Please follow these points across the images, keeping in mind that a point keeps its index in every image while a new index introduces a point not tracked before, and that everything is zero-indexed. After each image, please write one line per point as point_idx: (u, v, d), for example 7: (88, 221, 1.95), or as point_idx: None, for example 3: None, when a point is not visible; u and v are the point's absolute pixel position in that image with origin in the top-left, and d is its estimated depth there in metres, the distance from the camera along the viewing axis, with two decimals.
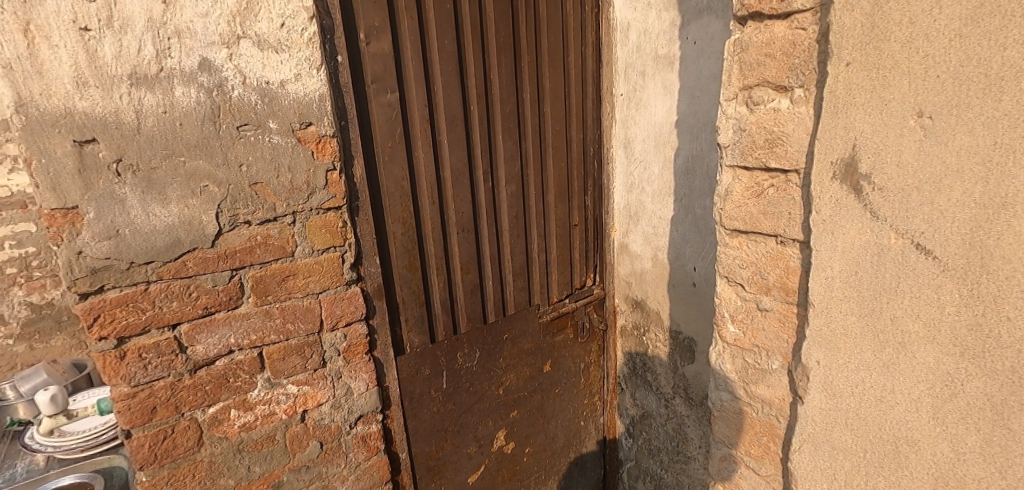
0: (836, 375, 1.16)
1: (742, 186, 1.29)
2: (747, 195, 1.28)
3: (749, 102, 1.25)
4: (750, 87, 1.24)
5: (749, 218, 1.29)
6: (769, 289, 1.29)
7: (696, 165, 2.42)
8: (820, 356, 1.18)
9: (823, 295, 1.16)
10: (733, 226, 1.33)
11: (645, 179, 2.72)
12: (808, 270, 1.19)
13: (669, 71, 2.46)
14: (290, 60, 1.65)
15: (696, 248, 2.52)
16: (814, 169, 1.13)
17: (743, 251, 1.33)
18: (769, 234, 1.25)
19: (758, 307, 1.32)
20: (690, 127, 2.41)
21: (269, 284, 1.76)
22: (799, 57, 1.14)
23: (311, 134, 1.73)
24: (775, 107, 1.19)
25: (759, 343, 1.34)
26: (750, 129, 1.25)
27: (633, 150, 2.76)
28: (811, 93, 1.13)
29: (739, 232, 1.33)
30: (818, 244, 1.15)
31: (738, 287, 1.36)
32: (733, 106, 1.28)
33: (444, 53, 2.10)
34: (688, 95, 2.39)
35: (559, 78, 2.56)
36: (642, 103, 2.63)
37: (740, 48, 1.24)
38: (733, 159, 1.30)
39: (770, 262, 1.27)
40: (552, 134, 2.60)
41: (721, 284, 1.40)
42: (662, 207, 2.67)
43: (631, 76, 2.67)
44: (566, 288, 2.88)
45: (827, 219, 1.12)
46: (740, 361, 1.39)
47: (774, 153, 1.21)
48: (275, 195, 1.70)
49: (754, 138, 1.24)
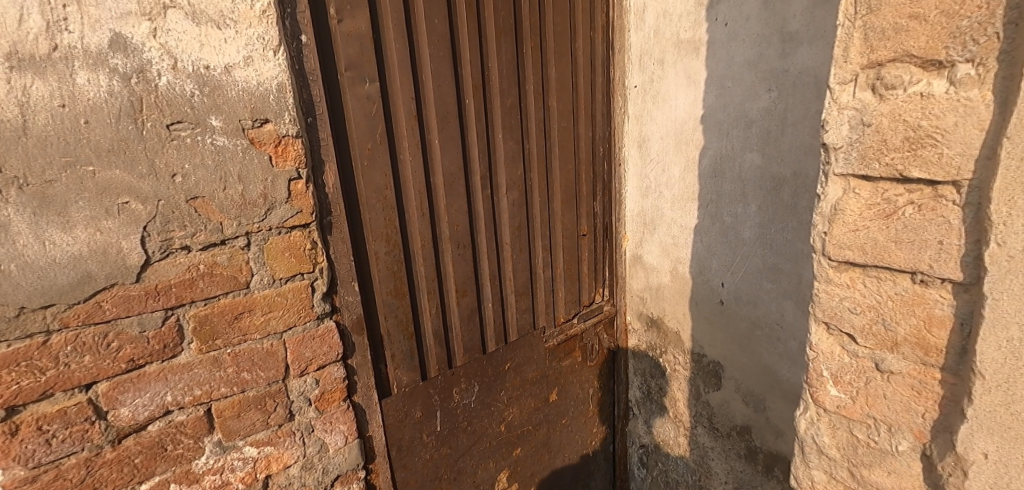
0: (1016, 473, 0.90)
1: (861, 203, 1.04)
2: (869, 214, 1.03)
3: (877, 86, 0.98)
4: (881, 64, 0.98)
5: (870, 248, 1.03)
6: (896, 346, 1.04)
7: (725, 167, 2.12)
8: (986, 446, 0.93)
9: (998, 364, 0.90)
10: (843, 256, 1.08)
11: (663, 183, 2.40)
12: (969, 325, 0.94)
13: (693, 59, 2.15)
14: (236, 38, 1.28)
15: (725, 261, 2.23)
16: (996, 183, 0.86)
17: (857, 289, 1.07)
18: (903, 268, 1.00)
19: (876, 368, 1.08)
20: (719, 123, 2.10)
21: (217, 326, 1.39)
22: (968, 17, 0.87)
23: (267, 134, 1.36)
24: (920, 91, 0.93)
25: (875, 414, 1.10)
26: (878, 124, 0.98)
27: (648, 149, 2.44)
28: (985, 71, 0.87)
29: (851, 264, 1.08)
30: (993, 290, 0.89)
31: (844, 338, 1.12)
32: (851, 92, 1.02)
33: (434, 36, 1.75)
34: (716, 86, 2.08)
35: (565, 67, 2.22)
36: (660, 97, 2.31)
37: (868, 9, 0.98)
38: (850, 167, 1.04)
39: (901, 308, 1.02)
40: (559, 133, 2.26)
41: (819, 333, 1.16)
42: (683, 215, 2.36)
43: (647, 65, 2.34)
44: (574, 307, 2.55)
45: (1016, 256, 0.85)
46: (846, 435, 1.15)
47: (918, 157, 0.95)
48: (222, 213, 1.33)
49: (885, 136, 0.98)
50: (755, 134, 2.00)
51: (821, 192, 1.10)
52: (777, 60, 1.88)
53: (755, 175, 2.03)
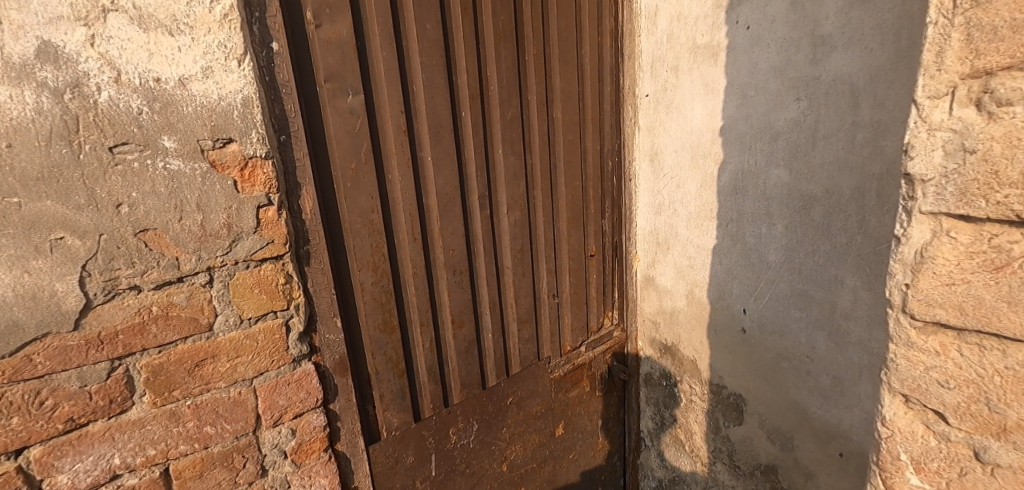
0: None
1: (961, 253, 0.90)
2: (972, 266, 0.89)
3: (981, 103, 0.85)
4: (986, 77, 0.84)
5: (970, 308, 0.90)
6: (1002, 432, 0.90)
7: (747, 184, 1.95)
8: None
9: None
10: (934, 316, 0.94)
11: (677, 200, 2.21)
12: None
13: (711, 66, 1.97)
14: (193, 46, 1.11)
15: (748, 286, 2.05)
16: None
17: (950, 358, 0.93)
18: (1016, 336, 0.86)
19: (973, 456, 0.93)
20: (741, 135, 1.92)
21: (174, 376, 1.21)
22: None
23: (231, 156, 1.18)
24: None
25: None
26: (986, 151, 0.85)
27: (661, 163, 2.25)
28: None
29: (944, 326, 0.94)
30: None
31: (928, 415, 0.98)
32: (947, 111, 0.89)
33: (426, 42, 1.57)
34: (737, 95, 1.90)
35: (571, 75, 2.04)
36: (674, 106, 2.13)
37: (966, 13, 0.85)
38: (945, 205, 0.90)
39: (1012, 386, 0.88)
40: (564, 147, 2.08)
41: (897, 407, 1.02)
42: (700, 235, 2.17)
43: (659, 72, 2.16)
44: (581, 333, 2.36)
45: None
46: None
47: None
48: (178, 247, 1.16)
49: (996, 167, 0.84)
50: (781, 148, 1.83)
51: (903, 234, 0.97)
52: (807, 66, 1.71)
53: (782, 192, 1.86)
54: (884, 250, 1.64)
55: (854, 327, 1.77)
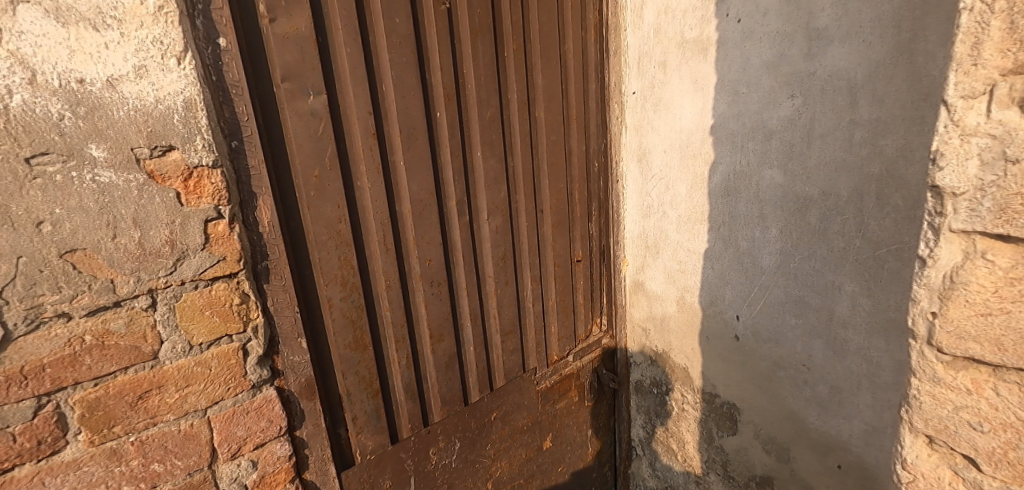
0: None
1: (998, 283, 0.85)
2: (1010, 295, 0.84)
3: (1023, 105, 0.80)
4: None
5: (1009, 343, 0.86)
6: None
7: (739, 185, 1.86)
8: None
9: None
10: (966, 351, 0.89)
11: (667, 202, 2.12)
12: None
13: (701, 61, 1.87)
14: (124, 42, 0.98)
15: (741, 292, 1.96)
16: None
17: (983, 397, 0.89)
18: None
19: None
20: (733, 134, 1.83)
21: (113, 411, 1.08)
22: None
23: (172, 166, 1.06)
24: None
25: None
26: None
27: (649, 164, 2.16)
28: None
29: (978, 362, 0.90)
30: None
31: (956, 459, 0.94)
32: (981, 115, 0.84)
33: (395, 38, 1.46)
34: (728, 92, 1.81)
35: (554, 73, 1.94)
36: (663, 104, 2.03)
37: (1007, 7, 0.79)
38: (980, 223, 0.86)
39: None
40: (547, 148, 1.98)
41: (920, 449, 0.98)
42: (691, 238, 2.08)
43: (646, 68, 2.06)
44: (569, 342, 2.26)
45: None
46: None
47: None
48: (113, 268, 1.03)
49: None
50: (775, 147, 1.74)
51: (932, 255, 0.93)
52: (802, 62, 1.62)
53: (776, 194, 1.77)
54: (884, 255, 1.57)
55: (853, 335, 1.69)
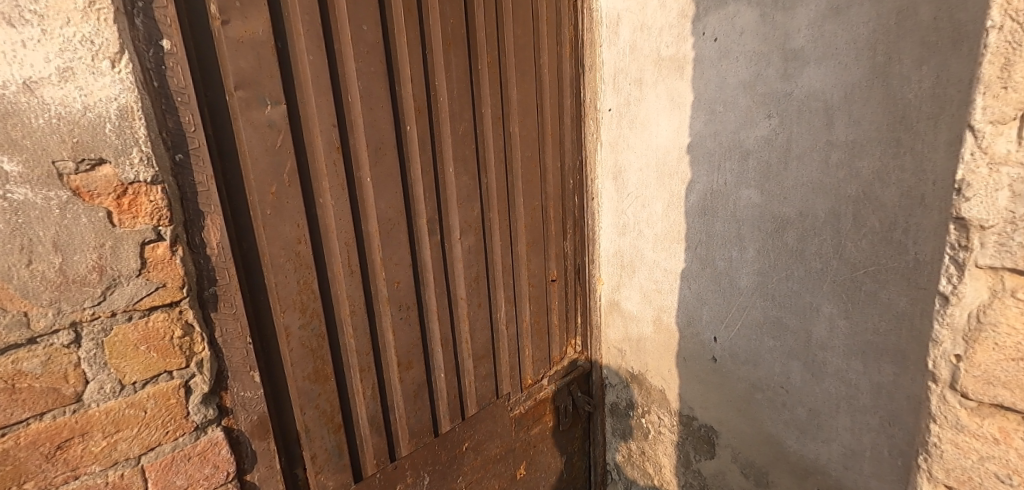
0: None
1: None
2: None
3: None
4: None
5: None
6: None
7: (716, 205, 1.84)
8: None
9: None
10: (995, 397, 0.86)
11: (643, 220, 2.09)
12: None
13: (677, 80, 1.85)
14: (46, 41, 0.86)
15: (718, 312, 1.93)
16: None
17: (1012, 447, 0.86)
18: None
19: None
20: (710, 153, 1.81)
21: (25, 464, 0.93)
22: None
23: (101, 182, 0.93)
24: None
25: None
26: None
27: (625, 182, 2.11)
28: None
29: (1005, 409, 0.87)
30: None
31: None
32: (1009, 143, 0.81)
33: (363, 47, 1.37)
34: (705, 110, 1.79)
35: (529, 87, 1.88)
36: (638, 122, 2.00)
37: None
38: (1011, 259, 0.82)
39: None
40: (522, 165, 1.91)
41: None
42: (667, 258, 2.05)
43: (622, 85, 2.03)
44: (543, 364, 2.18)
45: None
46: None
47: None
48: (27, 300, 0.89)
49: None
50: (752, 168, 1.72)
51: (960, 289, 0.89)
52: (778, 82, 1.61)
53: (753, 214, 1.75)
54: (861, 277, 1.56)
55: (831, 357, 1.67)
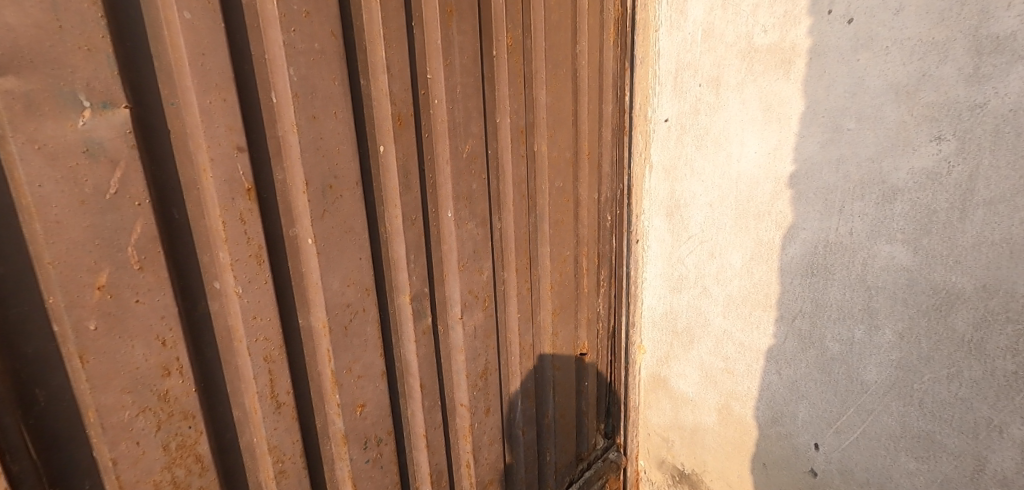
0: None
1: None
2: None
3: None
4: None
5: None
6: None
7: (833, 262, 1.29)
8: None
9: None
10: None
11: (710, 275, 1.53)
12: None
13: (779, 80, 1.29)
14: None
15: (824, 409, 1.39)
16: None
17: None
18: None
19: None
20: (827, 189, 1.26)
21: None
22: None
23: None
24: None
25: None
26: None
27: (686, 221, 1.55)
28: None
29: None
30: None
31: None
32: None
33: (298, 3, 0.75)
34: (826, 126, 1.24)
35: (563, 87, 1.29)
36: (712, 141, 1.44)
37: None
38: None
39: None
40: (550, 200, 1.32)
41: None
42: (745, 328, 1.49)
43: (687, 88, 1.47)
44: (568, 468, 1.60)
45: None
46: None
47: None
48: None
49: None
50: (899, 214, 1.17)
51: None
52: (959, 87, 1.06)
53: (896, 280, 1.21)
54: None
55: None
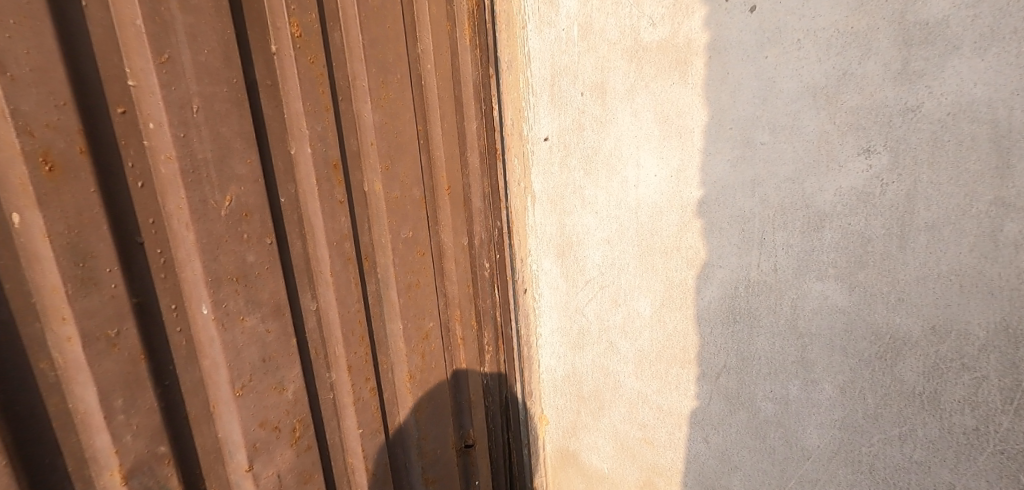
0: None
1: None
2: None
3: None
4: None
5: None
6: None
7: (758, 305, 1.04)
8: None
9: None
10: None
11: (615, 327, 1.24)
12: None
13: (674, 84, 1.03)
14: None
15: (761, 482, 1.14)
16: None
17: None
18: None
19: None
20: (744, 218, 1.01)
21: None
22: None
23: None
24: None
25: None
26: None
27: (581, 262, 1.25)
28: None
29: None
30: None
31: None
32: None
33: None
34: (738, 140, 0.99)
35: (400, 100, 0.92)
36: (602, 163, 1.16)
37: None
38: None
39: None
40: (396, 257, 0.94)
41: None
42: (661, 390, 1.21)
43: (567, 98, 1.17)
44: None
45: None
46: None
47: None
48: None
49: None
50: (831, 244, 0.94)
51: None
52: (887, 87, 0.85)
53: (834, 325, 0.98)
54: None
55: None
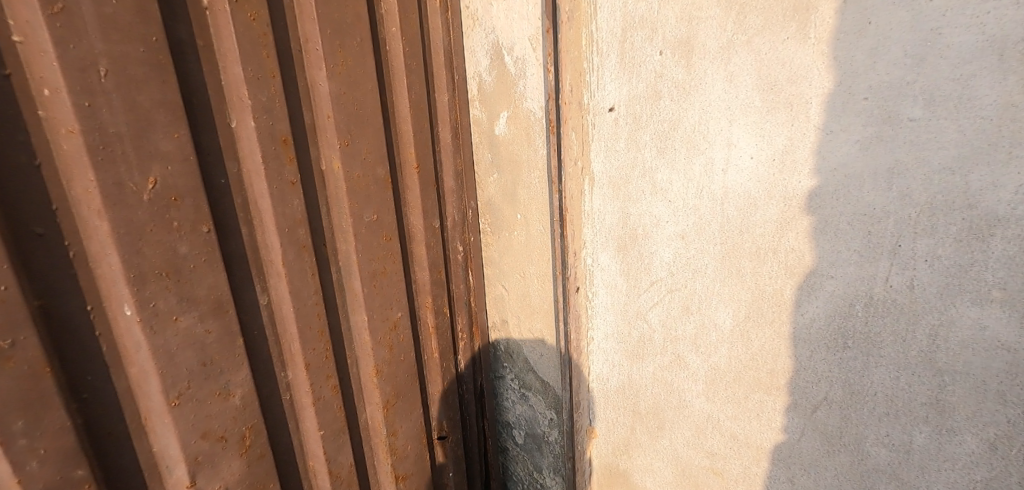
0: None
1: None
2: None
3: None
4: None
5: None
6: None
7: (882, 330, 0.81)
8: None
9: None
10: None
11: (686, 339, 1.03)
12: None
13: (791, 40, 0.78)
14: None
15: None
16: None
17: None
18: None
19: None
20: (873, 218, 0.77)
21: None
22: None
23: None
24: None
25: None
26: None
27: (648, 259, 1.04)
28: None
29: None
30: None
31: None
32: None
33: None
34: (875, 115, 0.74)
35: (359, 70, 0.91)
36: (686, 140, 0.92)
37: None
38: None
39: None
40: (358, 239, 0.95)
41: None
42: (742, 420, 1.00)
43: (643, 59, 0.94)
44: None
45: None
46: None
47: None
48: None
49: None
50: (1002, 259, 0.70)
51: None
52: None
53: (991, 364, 0.74)
54: None
55: None
